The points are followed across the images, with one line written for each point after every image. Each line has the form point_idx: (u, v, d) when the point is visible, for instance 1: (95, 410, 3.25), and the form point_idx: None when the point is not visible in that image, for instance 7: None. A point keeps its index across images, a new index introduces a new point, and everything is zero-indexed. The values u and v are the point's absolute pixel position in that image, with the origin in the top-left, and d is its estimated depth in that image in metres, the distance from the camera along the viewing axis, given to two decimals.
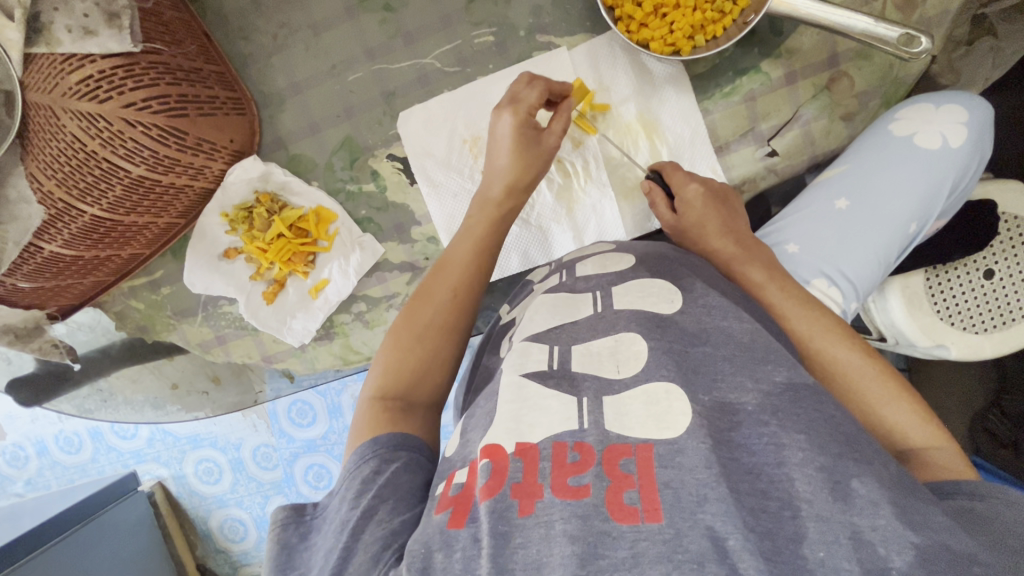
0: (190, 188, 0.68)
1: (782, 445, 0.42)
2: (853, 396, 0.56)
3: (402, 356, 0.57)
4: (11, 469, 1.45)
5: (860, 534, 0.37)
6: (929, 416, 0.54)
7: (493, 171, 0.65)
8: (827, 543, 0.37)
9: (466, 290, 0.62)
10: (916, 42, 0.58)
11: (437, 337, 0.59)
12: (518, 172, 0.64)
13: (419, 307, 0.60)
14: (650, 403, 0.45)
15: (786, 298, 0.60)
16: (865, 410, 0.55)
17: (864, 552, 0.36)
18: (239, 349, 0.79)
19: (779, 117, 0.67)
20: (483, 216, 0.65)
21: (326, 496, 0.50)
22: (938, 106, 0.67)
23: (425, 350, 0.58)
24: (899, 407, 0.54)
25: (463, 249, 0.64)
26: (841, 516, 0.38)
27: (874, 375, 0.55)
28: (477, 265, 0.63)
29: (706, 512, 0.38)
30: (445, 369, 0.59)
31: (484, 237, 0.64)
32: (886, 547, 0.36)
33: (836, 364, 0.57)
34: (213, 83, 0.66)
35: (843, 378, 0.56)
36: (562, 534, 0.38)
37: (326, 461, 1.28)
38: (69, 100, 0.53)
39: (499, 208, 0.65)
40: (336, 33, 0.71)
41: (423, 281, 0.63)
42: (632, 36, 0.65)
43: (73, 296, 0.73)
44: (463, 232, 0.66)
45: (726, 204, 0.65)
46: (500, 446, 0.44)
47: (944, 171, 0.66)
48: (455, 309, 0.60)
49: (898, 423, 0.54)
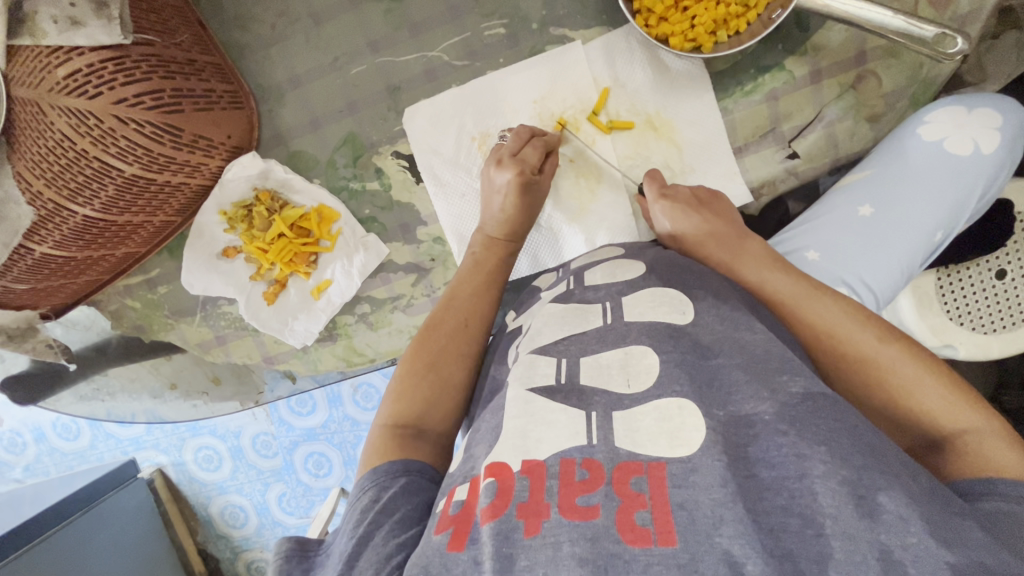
0: (187, 186, 0.65)
1: (803, 455, 0.40)
2: (880, 384, 0.52)
3: (414, 383, 0.56)
4: (9, 455, 1.44)
5: (889, 554, 0.35)
6: (966, 395, 0.50)
7: (489, 211, 0.65)
8: (854, 563, 0.35)
9: (478, 319, 0.61)
10: (950, 42, 0.56)
11: (451, 363, 0.58)
12: (516, 219, 0.64)
13: (427, 338, 0.59)
14: (662, 418, 0.43)
15: (793, 287, 0.57)
16: (898, 398, 0.51)
17: (891, 573, 0.35)
18: (240, 349, 0.77)
19: (801, 118, 0.64)
20: (489, 255, 0.65)
21: (331, 534, 0.49)
22: (971, 109, 0.64)
23: (436, 379, 0.57)
24: (931, 391, 0.50)
25: (470, 283, 0.63)
26: (868, 535, 0.36)
27: (897, 357, 0.52)
28: (483, 297, 0.62)
29: (722, 534, 0.36)
30: (458, 398, 0.57)
31: (490, 275, 0.64)
32: (917, 568, 0.35)
33: (858, 349, 0.53)
34: (209, 75, 0.62)
35: (864, 366, 0.53)
36: (569, 556, 0.36)
37: (326, 450, 1.27)
38: (58, 96, 0.50)
39: (505, 248, 0.65)
40: (338, 23, 0.68)
41: (429, 314, 0.62)
42: (651, 30, 0.62)
43: (66, 295, 0.70)
44: (468, 263, 0.65)
45: (717, 204, 0.63)
46: (506, 464, 0.43)
47: (974, 177, 0.64)
48: (464, 337, 0.60)
49: (930, 409, 0.50)
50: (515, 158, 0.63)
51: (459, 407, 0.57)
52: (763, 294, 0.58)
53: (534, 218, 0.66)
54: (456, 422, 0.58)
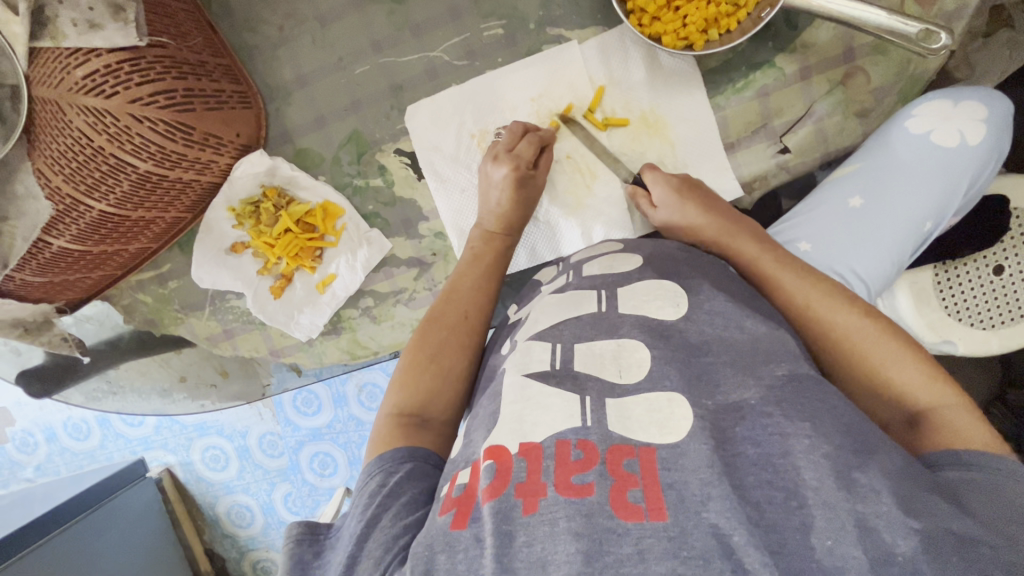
0: (197, 183, 0.67)
1: (787, 434, 0.41)
2: (855, 360, 0.54)
3: (416, 373, 0.58)
4: (21, 454, 1.47)
5: (866, 522, 0.37)
6: (938, 374, 0.52)
7: (486, 206, 0.67)
8: (833, 530, 0.37)
9: (477, 312, 0.63)
10: (935, 38, 0.58)
11: (452, 353, 0.60)
12: (514, 213, 0.66)
13: (430, 330, 0.61)
14: (652, 409, 0.45)
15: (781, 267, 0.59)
16: (871, 375, 0.53)
17: (869, 539, 0.36)
18: (247, 342, 0.79)
19: (792, 113, 0.66)
20: (488, 249, 0.67)
21: (340, 516, 0.50)
22: (957, 102, 0.65)
23: (438, 369, 0.59)
24: (907, 368, 0.52)
25: (472, 275, 0.65)
26: (846, 504, 0.37)
27: (876, 335, 0.54)
28: (486, 290, 0.64)
29: (709, 511, 0.37)
30: (460, 387, 0.59)
31: (490, 266, 0.66)
32: (891, 534, 0.36)
33: (834, 327, 0.55)
34: (220, 76, 0.65)
35: (843, 344, 0.55)
36: (566, 531, 0.38)
37: (332, 449, 1.29)
38: (76, 96, 0.52)
39: (502, 241, 0.67)
40: (343, 25, 0.70)
41: (431, 309, 0.64)
42: (644, 29, 0.64)
43: (81, 290, 0.73)
44: (467, 257, 0.67)
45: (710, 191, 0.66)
46: (504, 447, 0.44)
47: (961, 169, 0.65)
48: (466, 329, 0.61)
49: (905, 385, 0.52)
50: (511, 154, 0.65)
51: (461, 397, 0.59)
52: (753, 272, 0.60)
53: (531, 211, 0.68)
54: (460, 411, 0.59)
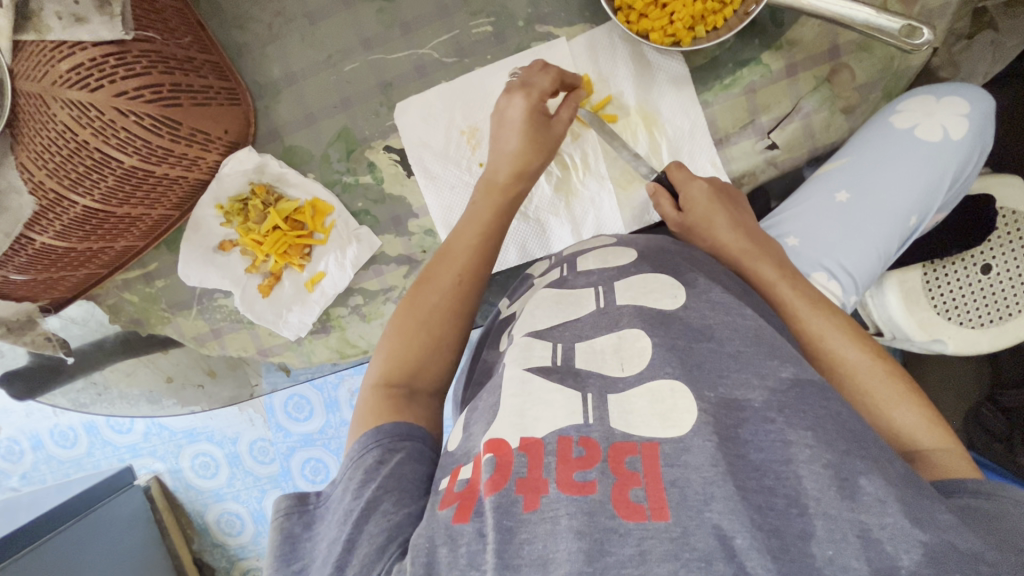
0: (184, 180, 0.67)
1: (789, 442, 0.41)
2: (858, 394, 0.55)
3: (406, 342, 0.57)
4: (6, 463, 1.45)
5: (869, 533, 0.36)
6: (936, 417, 0.53)
7: (500, 153, 0.64)
8: (834, 541, 0.36)
9: (471, 276, 0.61)
10: (918, 34, 0.58)
11: (443, 322, 0.58)
12: (527, 157, 0.63)
13: (421, 295, 0.59)
14: (655, 400, 0.44)
15: (797, 295, 0.59)
16: (872, 410, 0.55)
17: (873, 551, 0.36)
18: (235, 342, 0.78)
19: (779, 109, 0.66)
20: (487, 203, 0.64)
21: (329, 486, 0.49)
22: (939, 98, 0.66)
23: (428, 338, 0.57)
24: (908, 410, 0.54)
25: (469, 236, 0.62)
26: (848, 514, 0.37)
27: (882, 376, 0.55)
28: (481, 254, 0.61)
29: (712, 510, 0.37)
30: (450, 357, 0.58)
31: (489, 227, 0.63)
32: (894, 545, 0.36)
33: (842, 364, 0.56)
34: (207, 73, 0.65)
35: (849, 378, 0.56)
36: (567, 530, 0.37)
37: (323, 455, 1.27)
38: (60, 89, 0.52)
39: (503, 193, 0.64)
40: (332, 23, 0.70)
41: (424, 269, 0.62)
42: (632, 26, 0.64)
43: (66, 288, 0.72)
44: (467, 216, 0.64)
45: (729, 200, 0.65)
46: (505, 441, 0.43)
47: (946, 162, 0.66)
48: (458, 293, 0.59)
49: (906, 426, 0.53)
50: (525, 85, 0.63)
51: (449, 365, 0.59)
52: (768, 295, 0.60)
53: (547, 160, 0.65)
54: (446, 382, 0.59)
